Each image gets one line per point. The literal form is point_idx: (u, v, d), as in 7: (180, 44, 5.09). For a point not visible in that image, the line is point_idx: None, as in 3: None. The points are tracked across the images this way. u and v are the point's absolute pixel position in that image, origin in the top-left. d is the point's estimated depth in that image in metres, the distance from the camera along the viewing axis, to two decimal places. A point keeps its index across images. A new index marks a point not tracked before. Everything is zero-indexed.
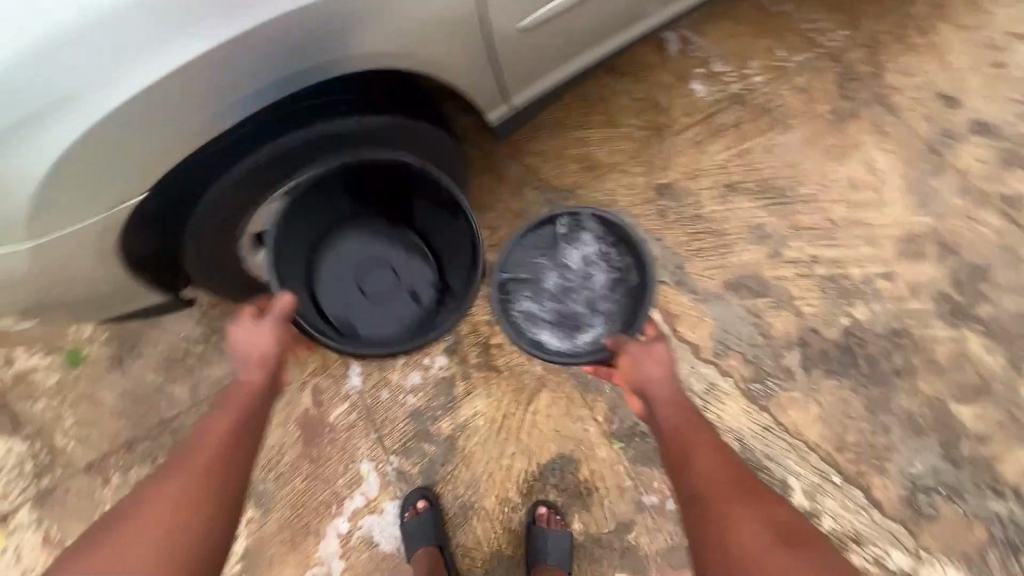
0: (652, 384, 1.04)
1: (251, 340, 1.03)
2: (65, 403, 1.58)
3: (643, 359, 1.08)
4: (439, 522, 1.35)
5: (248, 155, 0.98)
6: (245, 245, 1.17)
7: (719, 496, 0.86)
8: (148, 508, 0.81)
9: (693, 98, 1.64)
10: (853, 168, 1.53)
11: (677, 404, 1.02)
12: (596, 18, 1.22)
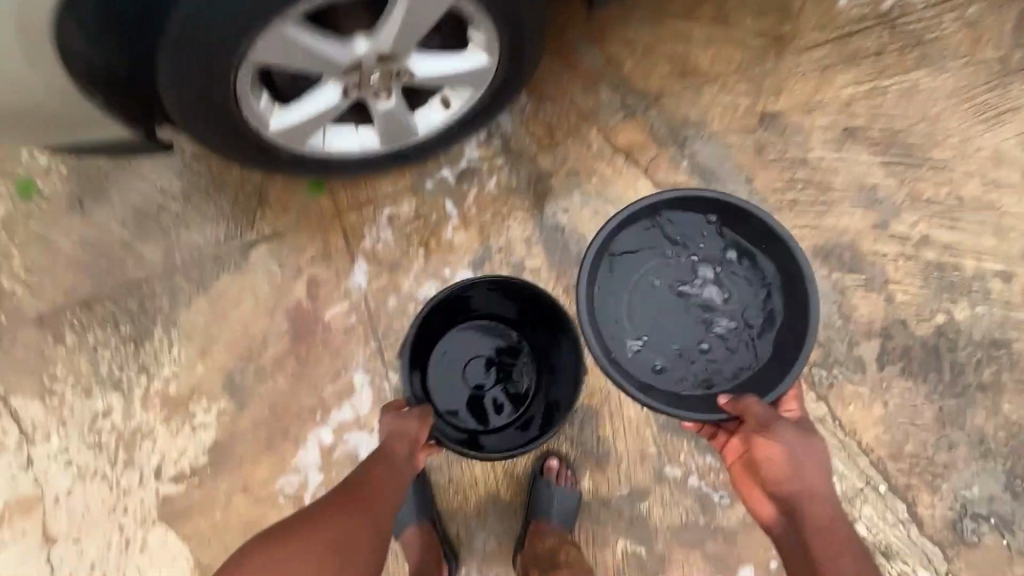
0: (809, 489, 0.82)
1: (394, 430, 0.96)
2: (13, 240, 1.33)
3: (798, 448, 0.85)
4: (428, 499, 1.19)
5: None
6: (244, 84, 0.86)
7: None
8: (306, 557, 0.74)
9: (833, 7, 1.28)
10: (1003, 138, 1.24)
11: (822, 504, 0.81)
12: None
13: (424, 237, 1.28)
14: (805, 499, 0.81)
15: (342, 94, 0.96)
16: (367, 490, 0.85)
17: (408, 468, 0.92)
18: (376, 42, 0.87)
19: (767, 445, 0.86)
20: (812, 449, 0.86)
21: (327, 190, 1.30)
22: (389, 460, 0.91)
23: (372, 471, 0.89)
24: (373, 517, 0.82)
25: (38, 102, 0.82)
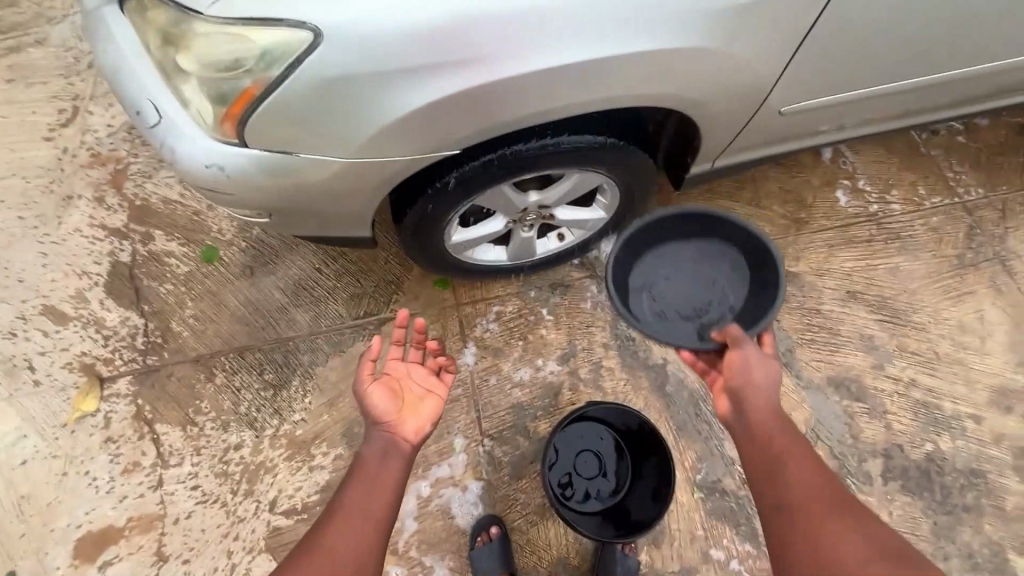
0: (749, 385, 0.96)
1: (387, 399, 1.01)
2: (189, 294, 1.65)
3: (754, 364, 0.98)
4: (509, 552, 1.37)
5: (520, 143, 1.09)
6: (453, 218, 1.25)
7: (808, 507, 0.79)
8: (323, 549, 0.83)
9: (836, 205, 1.78)
10: (965, 312, 1.65)
11: (822, 489, 0.80)
12: (820, 118, 1.31)
13: (523, 332, 1.61)
14: (768, 435, 0.89)
15: (504, 225, 1.35)
16: (357, 498, 0.90)
17: (397, 454, 0.97)
18: (544, 199, 1.28)
19: (755, 417, 0.92)
20: (784, 422, 0.91)
21: (449, 286, 1.65)
22: (380, 458, 0.95)
23: (365, 475, 0.93)
24: (377, 485, 0.92)
25: (329, 222, 1.12)
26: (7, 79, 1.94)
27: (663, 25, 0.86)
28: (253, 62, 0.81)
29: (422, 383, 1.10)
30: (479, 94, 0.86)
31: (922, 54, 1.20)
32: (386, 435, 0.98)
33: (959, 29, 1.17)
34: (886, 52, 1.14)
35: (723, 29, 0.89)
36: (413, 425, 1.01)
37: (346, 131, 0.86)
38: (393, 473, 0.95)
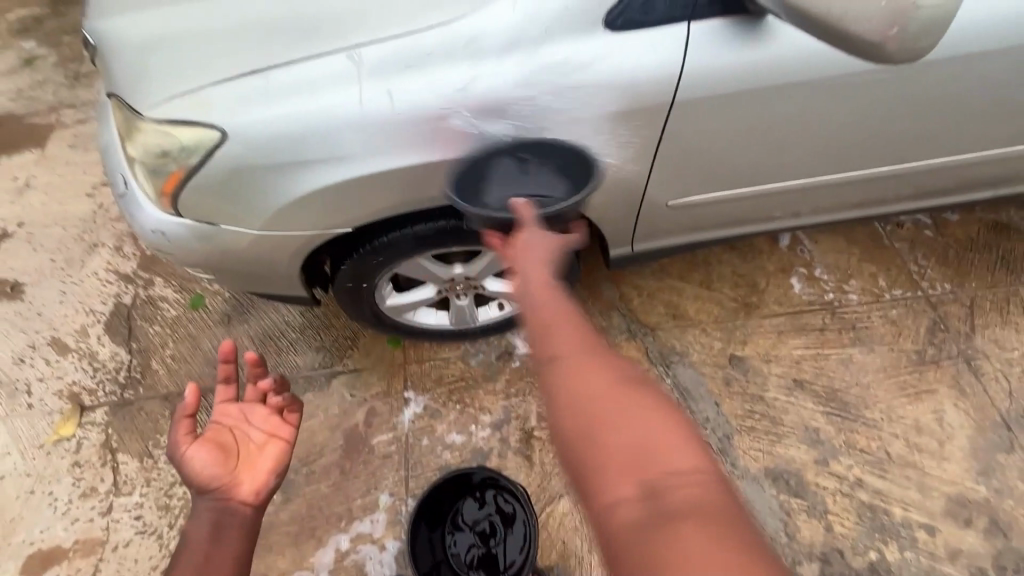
0: (523, 255, 0.81)
1: (208, 458, 0.94)
2: (172, 336, 1.84)
3: (514, 238, 0.85)
4: None
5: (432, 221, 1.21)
6: (383, 283, 1.38)
7: (559, 355, 0.66)
8: None
9: (789, 291, 1.78)
10: (922, 412, 1.57)
11: (576, 340, 0.68)
12: (749, 210, 1.32)
13: (461, 395, 1.67)
14: (546, 322, 0.70)
15: (436, 292, 1.46)
16: None
17: (234, 525, 0.90)
18: (468, 271, 1.39)
19: (530, 296, 0.75)
20: (560, 292, 0.75)
21: (401, 346, 1.76)
22: (211, 535, 0.88)
23: (190, 561, 0.86)
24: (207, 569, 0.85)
25: (264, 283, 1.27)
26: (71, 145, 2.33)
27: (504, 129, 0.95)
28: (177, 151, 0.97)
29: (262, 427, 1.04)
30: (356, 184, 0.98)
31: (815, 153, 1.18)
32: (215, 503, 0.91)
33: (849, 131, 1.15)
34: (792, 154, 1.16)
35: (593, 129, 0.99)
36: (245, 492, 0.94)
37: (255, 206, 1.02)
38: (226, 556, 0.87)
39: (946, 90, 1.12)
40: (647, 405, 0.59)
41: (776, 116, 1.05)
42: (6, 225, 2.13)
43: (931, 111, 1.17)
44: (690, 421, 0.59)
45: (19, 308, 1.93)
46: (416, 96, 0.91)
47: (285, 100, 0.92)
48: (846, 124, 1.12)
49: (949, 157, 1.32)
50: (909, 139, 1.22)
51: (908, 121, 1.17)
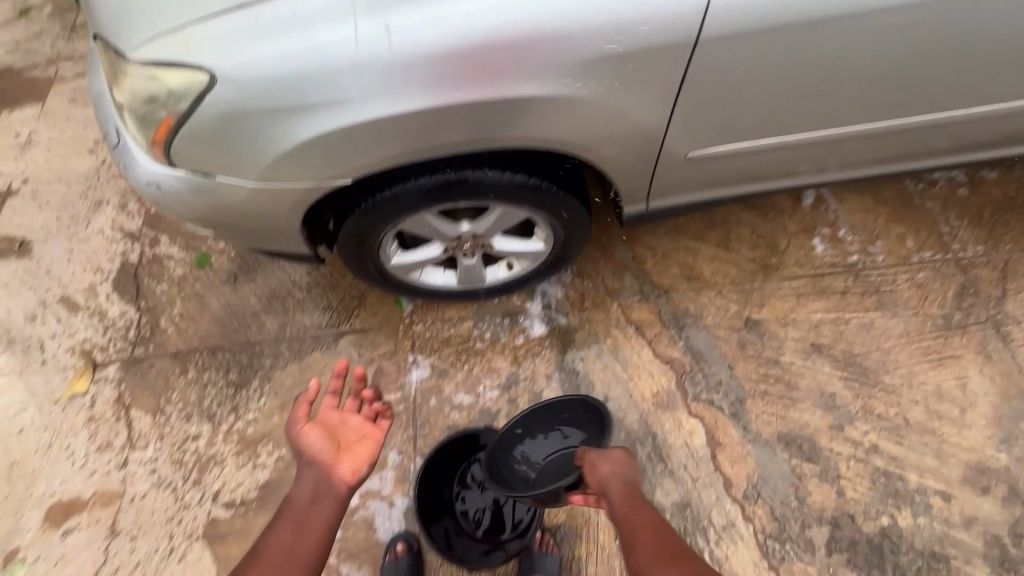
0: (608, 479, 1.08)
1: (317, 441, 1.08)
2: (180, 294, 1.83)
3: (602, 460, 1.13)
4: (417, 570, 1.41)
5: (438, 173, 1.15)
6: (387, 240, 1.33)
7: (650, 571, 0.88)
8: None
9: (811, 253, 1.70)
10: (944, 378, 1.52)
11: (660, 544, 0.92)
12: (777, 162, 1.24)
13: (469, 356, 1.66)
14: (636, 524, 0.98)
15: (442, 251, 1.42)
16: (282, 540, 0.95)
17: (329, 495, 1.01)
18: (476, 228, 1.34)
19: (614, 503, 1.04)
20: (637, 497, 1.04)
21: (406, 306, 1.73)
22: (311, 499, 1.00)
23: (291, 517, 0.98)
24: (302, 528, 0.97)
25: (265, 238, 1.23)
26: (71, 100, 2.27)
27: (513, 70, 0.88)
28: (166, 97, 0.92)
29: (356, 429, 1.13)
30: (356, 132, 0.93)
31: (851, 97, 1.08)
32: (317, 474, 1.03)
33: (890, 72, 1.05)
34: (826, 100, 1.07)
35: (609, 71, 0.91)
36: (344, 471, 1.05)
37: (251, 156, 0.97)
38: (321, 519, 0.98)
39: (1005, 24, 1.01)
40: None
41: (811, 54, 0.96)
42: (10, 182, 2.11)
43: (984, 49, 1.05)
44: None
45: (28, 265, 1.93)
46: (418, 34, 0.84)
47: (277, 39, 0.85)
48: (885, 66, 1.03)
49: (997, 103, 1.21)
50: (956, 82, 1.12)
51: (955, 64, 1.07)
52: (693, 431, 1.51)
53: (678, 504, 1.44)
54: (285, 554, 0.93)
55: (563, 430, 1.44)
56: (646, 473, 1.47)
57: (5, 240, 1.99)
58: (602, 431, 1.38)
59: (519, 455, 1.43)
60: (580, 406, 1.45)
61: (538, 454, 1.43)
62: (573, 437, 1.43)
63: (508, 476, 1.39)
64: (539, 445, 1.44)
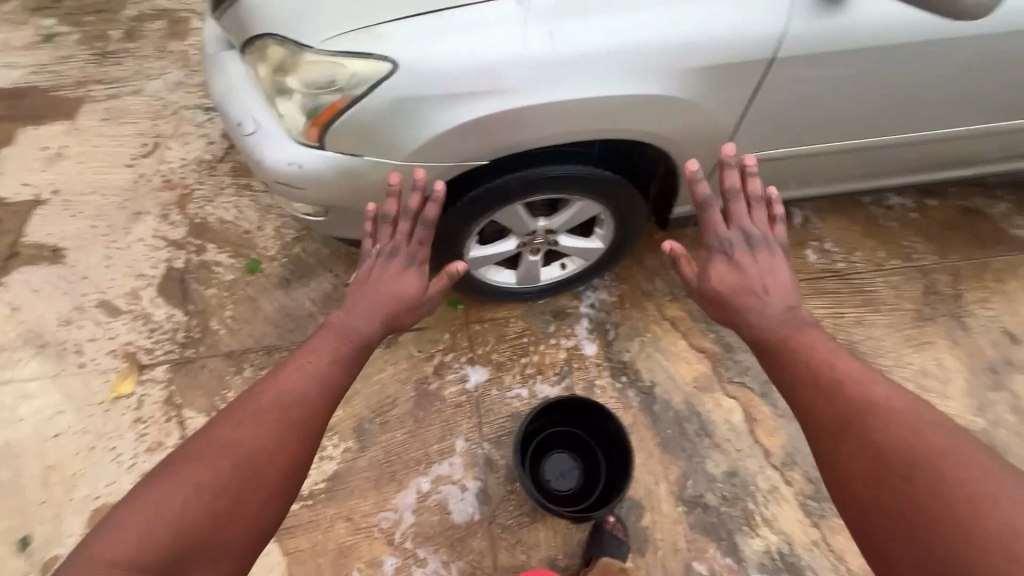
0: (770, 296, 1.06)
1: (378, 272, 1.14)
2: (231, 298, 1.86)
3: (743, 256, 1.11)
4: None
5: (539, 167, 1.34)
6: (473, 232, 1.48)
7: (846, 404, 0.87)
8: (267, 400, 0.94)
9: (806, 262, 2.01)
10: (926, 359, 1.82)
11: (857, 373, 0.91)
12: (797, 171, 1.55)
13: (524, 350, 1.78)
14: (804, 340, 0.99)
15: (515, 246, 1.59)
16: (306, 365, 1.00)
17: (358, 341, 1.06)
18: (551, 223, 1.53)
19: (773, 322, 1.03)
20: (796, 319, 1.04)
21: (461, 305, 1.84)
22: (342, 340, 1.05)
23: (323, 349, 1.03)
24: (329, 361, 1.01)
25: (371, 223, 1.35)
26: (103, 118, 2.30)
27: (638, 74, 1.12)
28: (343, 83, 1.08)
29: (399, 263, 1.15)
30: (504, 116, 1.11)
31: (868, 115, 1.39)
32: (360, 310, 1.10)
33: (897, 102, 1.37)
34: (847, 120, 1.38)
35: (703, 81, 1.17)
36: (365, 327, 1.08)
37: (406, 136, 1.11)
38: (342, 363, 1.03)
39: (979, 76, 1.35)
40: (947, 457, 0.75)
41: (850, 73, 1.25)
42: (39, 192, 2.08)
43: (963, 94, 1.40)
44: (974, 461, 0.73)
45: (62, 271, 1.90)
46: (571, 39, 1.07)
47: (457, 36, 1.05)
48: (895, 96, 1.34)
49: (967, 129, 1.55)
50: (937, 116, 1.46)
51: (942, 101, 1.40)
52: (731, 409, 1.70)
53: (728, 473, 1.60)
54: (289, 396, 0.94)
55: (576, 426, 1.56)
56: (696, 447, 1.63)
57: (35, 247, 1.95)
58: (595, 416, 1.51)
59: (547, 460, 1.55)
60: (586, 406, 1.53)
61: (562, 455, 1.56)
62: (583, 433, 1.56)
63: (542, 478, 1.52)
64: (559, 447, 1.57)
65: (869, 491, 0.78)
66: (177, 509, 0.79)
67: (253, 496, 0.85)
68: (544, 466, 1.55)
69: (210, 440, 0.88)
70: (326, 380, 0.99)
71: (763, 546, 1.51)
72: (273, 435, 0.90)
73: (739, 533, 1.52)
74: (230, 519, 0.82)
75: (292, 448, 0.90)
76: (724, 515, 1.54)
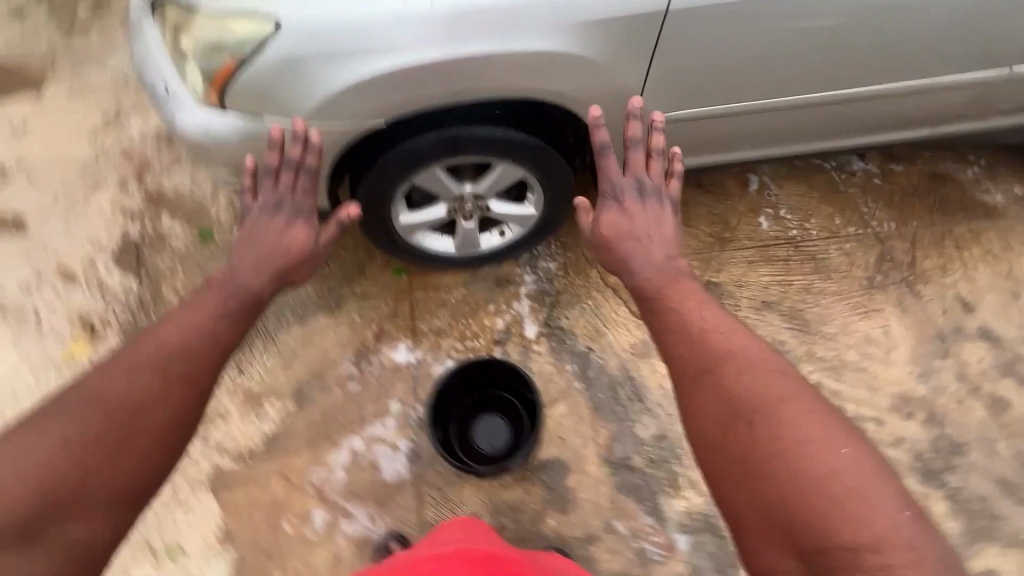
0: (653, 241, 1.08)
1: (267, 229, 1.13)
2: (182, 265, 1.91)
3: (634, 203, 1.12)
4: None
5: (454, 128, 1.34)
6: (398, 198, 1.49)
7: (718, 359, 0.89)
8: (143, 358, 0.91)
9: (758, 228, 1.98)
10: (872, 327, 1.80)
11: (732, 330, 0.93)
12: (726, 132, 1.55)
13: (464, 317, 1.80)
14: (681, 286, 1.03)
15: (446, 212, 1.60)
16: (188, 324, 0.98)
17: (248, 301, 1.05)
18: (477, 188, 1.53)
19: (654, 276, 1.04)
20: (672, 264, 1.06)
21: (405, 274, 1.85)
22: (228, 299, 1.04)
23: (208, 305, 1.02)
24: (215, 322, 0.99)
25: None
26: (68, 92, 2.34)
27: (528, 31, 1.14)
28: (233, 44, 1.10)
29: (286, 218, 1.15)
30: (389, 75, 1.13)
31: (779, 72, 1.37)
32: (247, 263, 1.09)
33: (811, 57, 1.35)
34: (762, 77, 1.38)
35: (596, 38, 1.19)
36: (256, 285, 1.07)
37: (301, 96, 1.14)
38: (229, 321, 1.01)
39: (891, 28, 1.33)
40: (809, 425, 0.77)
41: (747, 24, 1.24)
42: (4, 165, 2.15)
43: (883, 46, 1.37)
44: (835, 429, 0.77)
45: (25, 241, 1.97)
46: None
47: None
48: (806, 52, 1.34)
49: (896, 84, 1.51)
50: (860, 72, 1.43)
51: (859, 56, 1.39)
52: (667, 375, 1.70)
53: (657, 436, 1.61)
54: (167, 348, 0.93)
55: (501, 388, 1.59)
56: (627, 411, 1.65)
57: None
58: (512, 374, 1.54)
59: (479, 426, 1.58)
60: (503, 366, 1.54)
61: (494, 420, 1.59)
62: (510, 395, 1.58)
63: (472, 442, 1.56)
64: (490, 412, 1.60)
65: (737, 453, 0.80)
66: (29, 474, 0.76)
67: (127, 452, 0.83)
68: (474, 432, 1.58)
69: (73, 396, 0.85)
70: (211, 332, 0.98)
71: (685, 507, 1.53)
72: (149, 395, 0.87)
73: (662, 495, 1.54)
74: (99, 475, 0.80)
75: (171, 406, 0.88)
76: (649, 477, 1.56)
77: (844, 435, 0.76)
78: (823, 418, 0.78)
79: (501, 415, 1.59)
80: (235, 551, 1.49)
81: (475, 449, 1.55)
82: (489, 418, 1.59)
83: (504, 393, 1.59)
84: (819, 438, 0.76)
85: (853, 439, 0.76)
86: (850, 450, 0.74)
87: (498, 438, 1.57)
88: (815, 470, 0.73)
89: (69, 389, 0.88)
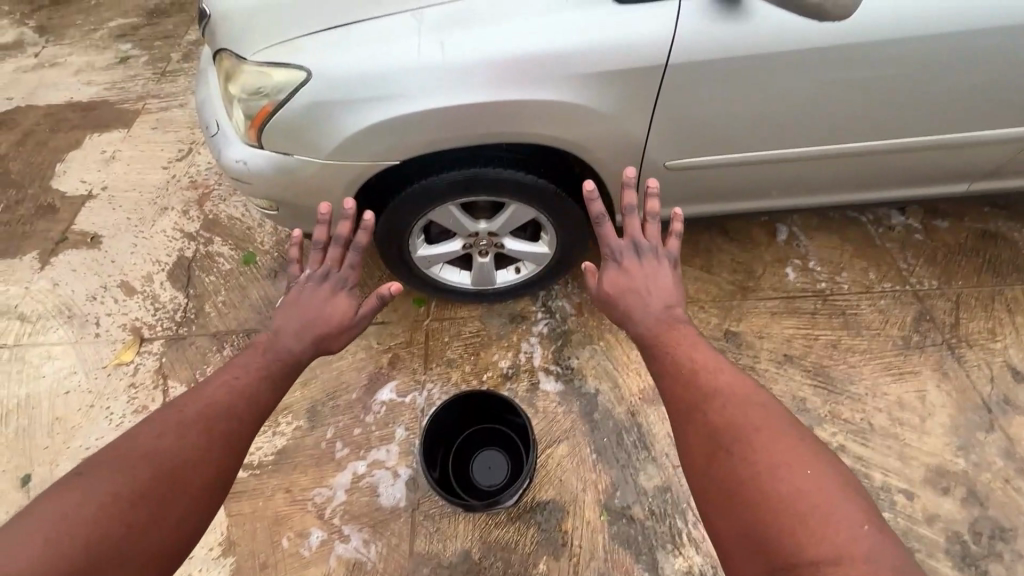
0: (643, 293, 1.10)
1: (309, 293, 1.17)
2: (226, 284, 2.07)
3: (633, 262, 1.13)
4: None
5: (472, 167, 1.42)
6: (415, 231, 1.58)
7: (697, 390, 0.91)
8: (189, 410, 0.94)
9: (784, 279, 1.92)
10: (905, 390, 1.68)
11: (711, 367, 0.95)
12: (741, 180, 1.55)
13: (475, 350, 1.83)
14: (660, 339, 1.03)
15: (461, 248, 1.67)
16: (233, 379, 1.01)
17: (290, 360, 1.08)
18: (491, 226, 1.59)
19: (649, 327, 1.05)
20: (664, 312, 1.07)
21: (425, 304, 1.93)
22: (272, 356, 1.07)
23: (252, 362, 1.06)
24: (257, 378, 1.03)
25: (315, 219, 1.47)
26: (152, 127, 2.66)
27: (533, 80, 1.21)
28: (270, 89, 1.24)
29: (330, 284, 1.19)
30: (405, 119, 1.23)
31: (792, 119, 1.37)
32: (289, 323, 1.12)
33: (822, 107, 1.35)
34: (772, 126, 1.38)
35: (598, 86, 1.24)
36: (298, 343, 1.10)
37: (325, 134, 1.26)
38: (269, 378, 1.04)
39: (908, 80, 1.31)
40: (778, 449, 0.79)
41: (756, 75, 1.26)
42: (91, 188, 2.44)
43: (900, 97, 1.35)
44: (804, 455, 0.78)
45: (96, 255, 2.21)
46: (463, 46, 1.18)
47: (361, 46, 1.19)
48: (816, 101, 1.33)
49: (922, 136, 1.47)
50: (878, 123, 1.41)
51: (876, 107, 1.37)
52: None
53: (661, 487, 1.56)
54: (213, 410, 0.95)
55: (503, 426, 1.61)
56: (631, 458, 1.61)
57: (80, 234, 2.28)
58: (510, 411, 1.56)
59: (479, 464, 1.59)
60: (499, 402, 1.56)
61: (495, 458, 1.60)
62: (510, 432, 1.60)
63: (473, 480, 1.57)
64: (491, 449, 1.61)
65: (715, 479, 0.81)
66: (74, 526, 0.75)
67: (169, 509, 0.83)
68: (473, 470, 1.59)
69: (125, 445, 0.87)
70: (257, 395, 1.01)
71: (686, 566, 1.45)
72: (192, 449, 0.89)
73: (660, 550, 1.47)
74: (143, 536, 0.80)
75: (212, 465, 0.89)
76: (649, 530, 1.50)
77: (813, 458, 0.77)
78: (794, 445, 0.79)
79: (502, 454, 1.60)
80: (234, 561, 1.54)
81: (475, 487, 1.56)
82: (490, 456, 1.61)
83: (503, 429, 1.60)
84: (788, 460, 0.77)
85: (824, 465, 0.77)
86: (815, 472, 0.75)
87: (496, 477, 1.57)
88: (780, 489, 0.74)
89: (117, 442, 0.89)
